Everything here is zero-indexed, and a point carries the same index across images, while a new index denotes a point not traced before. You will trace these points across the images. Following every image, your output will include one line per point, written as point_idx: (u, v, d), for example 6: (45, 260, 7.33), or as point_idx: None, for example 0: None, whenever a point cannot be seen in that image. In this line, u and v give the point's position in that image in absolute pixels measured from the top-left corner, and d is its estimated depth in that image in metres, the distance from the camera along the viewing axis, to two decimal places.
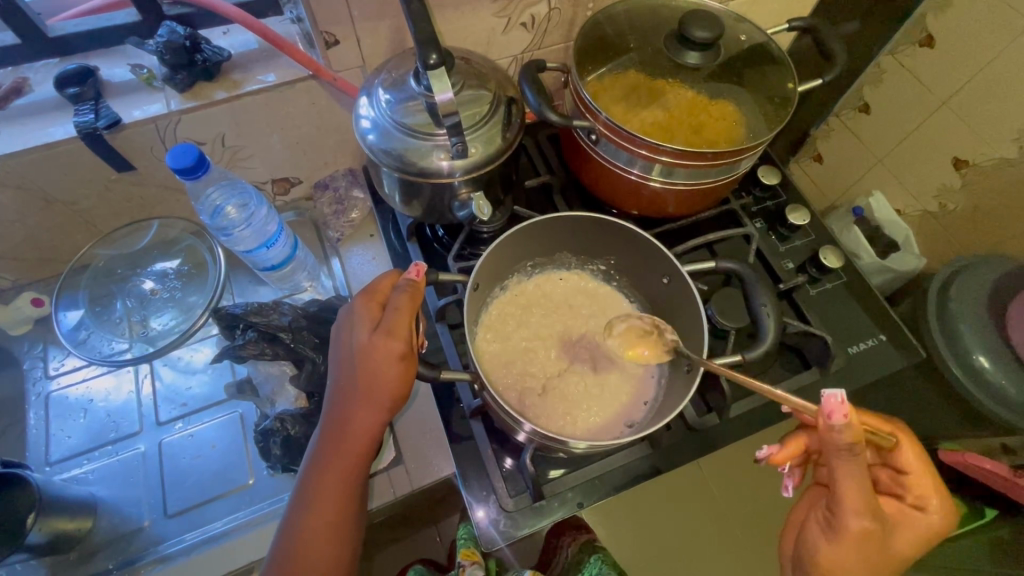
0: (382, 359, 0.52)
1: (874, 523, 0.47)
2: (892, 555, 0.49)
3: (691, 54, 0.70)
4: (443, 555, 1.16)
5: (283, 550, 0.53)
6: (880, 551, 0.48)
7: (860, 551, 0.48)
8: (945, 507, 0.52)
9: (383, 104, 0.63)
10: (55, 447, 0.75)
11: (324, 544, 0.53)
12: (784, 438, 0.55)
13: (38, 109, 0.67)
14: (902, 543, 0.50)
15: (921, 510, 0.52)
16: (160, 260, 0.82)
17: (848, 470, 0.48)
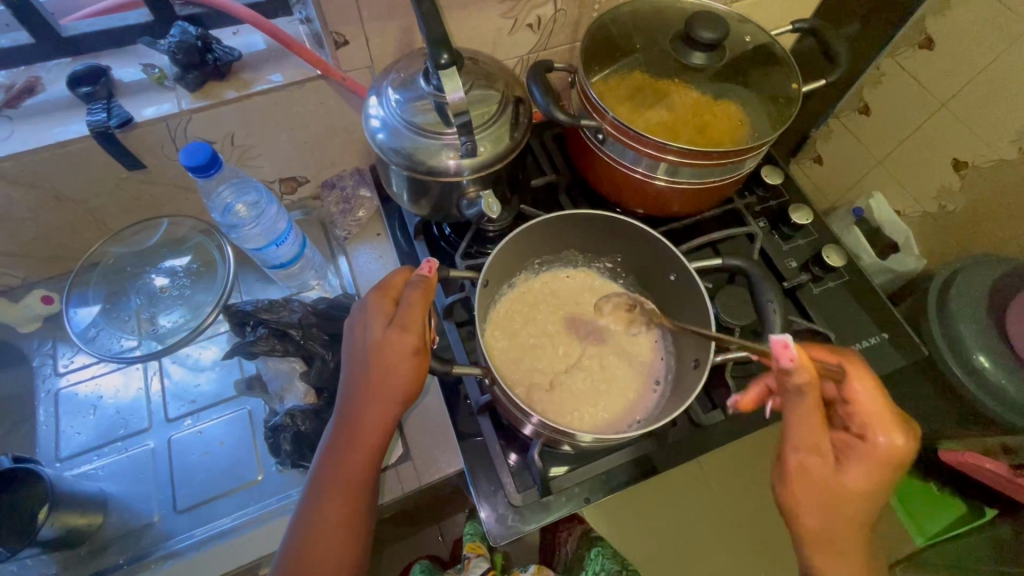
0: (396, 353, 0.53)
1: (813, 456, 0.49)
2: (844, 490, 0.49)
3: (696, 55, 0.71)
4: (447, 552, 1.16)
5: (295, 540, 0.54)
6: (825, 485, 0.50)
7: (813, 485, 0.50)
8: (900, 438, 0.49)
9: (393, 103, 0.64)
10: (65, 443, 0.75)
11: (336, 536, 0.54)
12: (750, 385, 0.56)
13: (51, 108, 0.68)
14: (847, 478, 0.49)
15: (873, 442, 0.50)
16: (169, 257, 0.82)
17: (794, 411, 0.49)
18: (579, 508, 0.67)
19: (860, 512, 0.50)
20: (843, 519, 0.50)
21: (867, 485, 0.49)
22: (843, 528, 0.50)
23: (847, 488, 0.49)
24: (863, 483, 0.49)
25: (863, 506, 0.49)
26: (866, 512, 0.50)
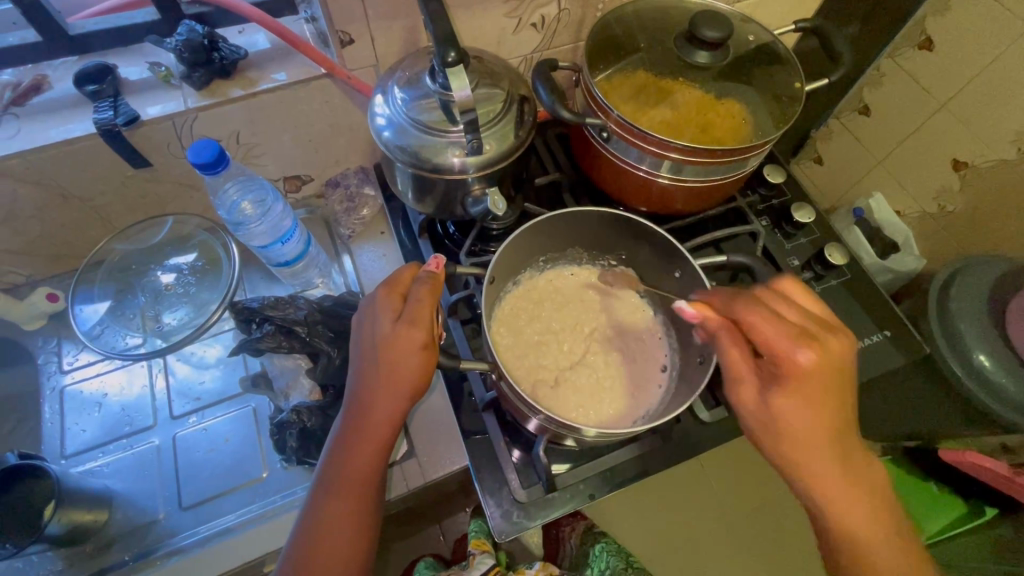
0: (403, 349, 0.53)
1: (742, 392, 0.51)
2: (778, 421, 0.49)
3: (700, 54, 0.71)
4: (448, 549, 1.17)
5: (305, 530, 0.55)
6: (761, 419, 0.50)
7: (753, 419, 0.51)
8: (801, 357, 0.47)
9: (398, 101, 0.64)
10: (70, 440, 0.75)
11: (345, 525, 0.55)
12: None
13: (57, 105, 0.68)
14: (772, 406, 0.49)
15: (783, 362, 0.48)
16: (174, 255, 0.83)
17: (727, 343, 0.52)
18: (583, 505, 0.67)
19: (810, 439, 0.49)
20: (797, 446, 0.49)
21: (794, 410, 0.48)
22: (802, 453, 0.49)
23: (781, 417, 0.49)
24: (797, 409, 0.48)
25: (811, 433, 0.49)
26: (816, 437, 0.49)
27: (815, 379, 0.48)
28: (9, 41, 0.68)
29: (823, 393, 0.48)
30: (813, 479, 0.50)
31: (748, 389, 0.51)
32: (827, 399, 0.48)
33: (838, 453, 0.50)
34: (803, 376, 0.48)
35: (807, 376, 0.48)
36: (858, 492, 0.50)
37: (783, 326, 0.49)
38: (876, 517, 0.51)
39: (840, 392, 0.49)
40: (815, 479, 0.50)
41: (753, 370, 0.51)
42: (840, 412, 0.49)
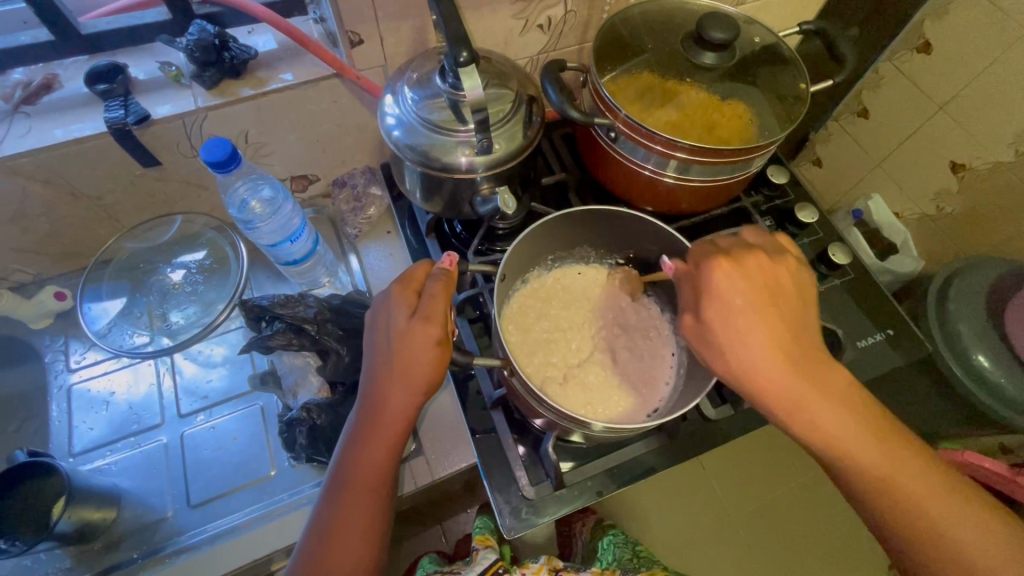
0: (418, 344, 0.54)
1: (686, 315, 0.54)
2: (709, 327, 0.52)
3: (707, 54, 0.72)
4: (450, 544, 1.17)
5: (321, 522, 0.57)
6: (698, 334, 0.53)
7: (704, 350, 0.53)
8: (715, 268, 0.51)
9: (408, 101, 0.64)
10: (77, 439, 0.76)
11: (361, 516, 0.56)
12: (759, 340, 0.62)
13: (68, 104, 0.69)
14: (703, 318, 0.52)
15: (715, 290, 0.51)
16: (183, 253, 0.83)
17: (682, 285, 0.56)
18: (592, 502, 0.67)
19: (754, 356, 0.50)
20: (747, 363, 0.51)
21: (720, 317, 0.51)
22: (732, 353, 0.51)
23: (724, 342, 0.51)
24: (740, 334, 0.50)
25: (755, 351, 0.50)
26: (752, 348, 0.50)
27: (743, 301, 0.51)
28: (21, 40, 0.69)
29: (756, 312, 0.50)
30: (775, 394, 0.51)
31: (692, 323, 0.54)
32: (762, 317, 0.51)
33: (790, 363, 0.51)
34: (732, 302, 0.51)
35: (735, 302, 0.50)
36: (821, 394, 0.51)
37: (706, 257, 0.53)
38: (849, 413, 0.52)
39: (774, 310, 0.51)
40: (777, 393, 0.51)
41: (694, 305, 0.54)
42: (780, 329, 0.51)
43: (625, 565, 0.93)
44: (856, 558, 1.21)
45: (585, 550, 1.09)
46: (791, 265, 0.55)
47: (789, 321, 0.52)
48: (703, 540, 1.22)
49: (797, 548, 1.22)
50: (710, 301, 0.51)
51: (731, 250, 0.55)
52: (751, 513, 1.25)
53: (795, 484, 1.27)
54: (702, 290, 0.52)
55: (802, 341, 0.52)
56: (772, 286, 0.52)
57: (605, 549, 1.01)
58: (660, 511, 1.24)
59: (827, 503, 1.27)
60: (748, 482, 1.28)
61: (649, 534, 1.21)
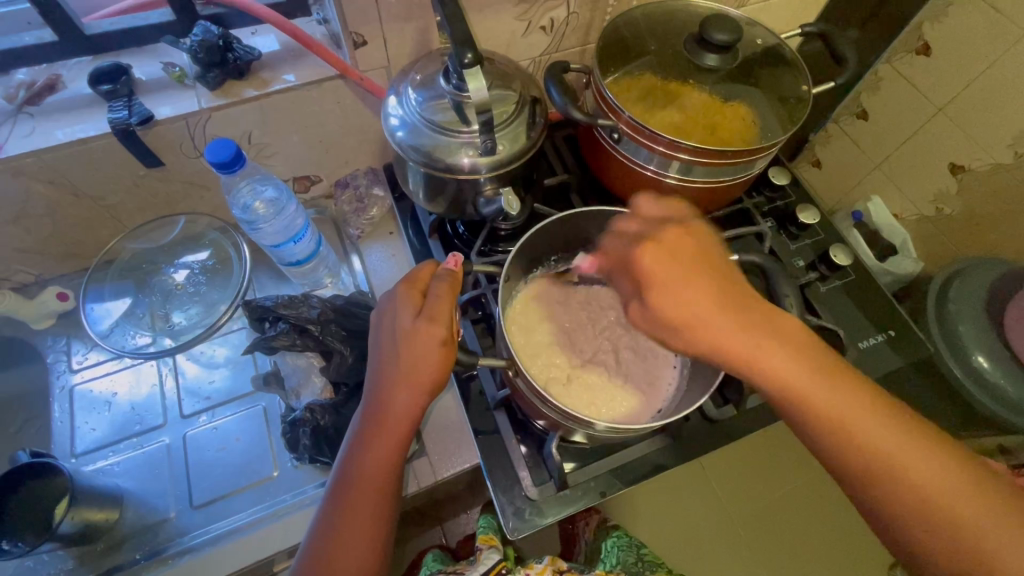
0: (423, 344, 0.55)
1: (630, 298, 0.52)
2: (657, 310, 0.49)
3: (709, 56, 0.72)
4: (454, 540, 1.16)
5: (325, 521, 0.57)
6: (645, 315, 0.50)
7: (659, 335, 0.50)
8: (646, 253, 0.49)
9: (412, 102, 0.65)
10: (80, 440, 0.76)
11: (365, 516, 0.57)
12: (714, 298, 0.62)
13: (72, 105, 0.69)
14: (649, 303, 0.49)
15: (642, 271, 0.49)
16: (187, 254, 0.84)
17: (619, 280, 0.54)
18: (595, 503, 0.67)
19: (700, 324, 0.48)
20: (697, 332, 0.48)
21: (665, 301, 0.48)
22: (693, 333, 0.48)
23: (672, 319, 0.48)
24: (681, 308, 0.48)
25: (700, 318, 0.48)
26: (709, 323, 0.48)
27: (669, 268, 0.49)
28: (25, 41, 0.69)
29: (686, 276, 0.48)
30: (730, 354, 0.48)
31: (639, 310, 0.51)
32: (695, 281, 0.48)
33: (736, 318, 0.48)
34: (664, 275, 0.49)
35: (665, 275, 0.48)
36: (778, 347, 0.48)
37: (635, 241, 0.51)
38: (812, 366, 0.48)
39: (705, 271, 0.49)
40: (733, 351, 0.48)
41: (635, 291, 0.51)
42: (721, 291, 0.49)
43: (631, 570, 0.93)
44: (857, 559, 1.21)
45: (588, 550, 1.10)
46: (708, 223, 0.54)
47: (724, 277, 0.50)
48: (703, 540, 1.22)
49: (797, 549, 1.22)
50: (645, 283, 0.49)
51: (647, 223, 0.54)
52: (751, 514, 1.25)
53: (795, 485, 1.28)
54: (636, 275, 0.50)
55: (745, 297, 0.50)
56: (696, 245, 0.51)
57: (609, 551, 1.01)
58: (661, 514, 1.24)
59: (828, 505, 1.27)
60: (749, 484, 1.28)
61: (652, 533, 1.22)
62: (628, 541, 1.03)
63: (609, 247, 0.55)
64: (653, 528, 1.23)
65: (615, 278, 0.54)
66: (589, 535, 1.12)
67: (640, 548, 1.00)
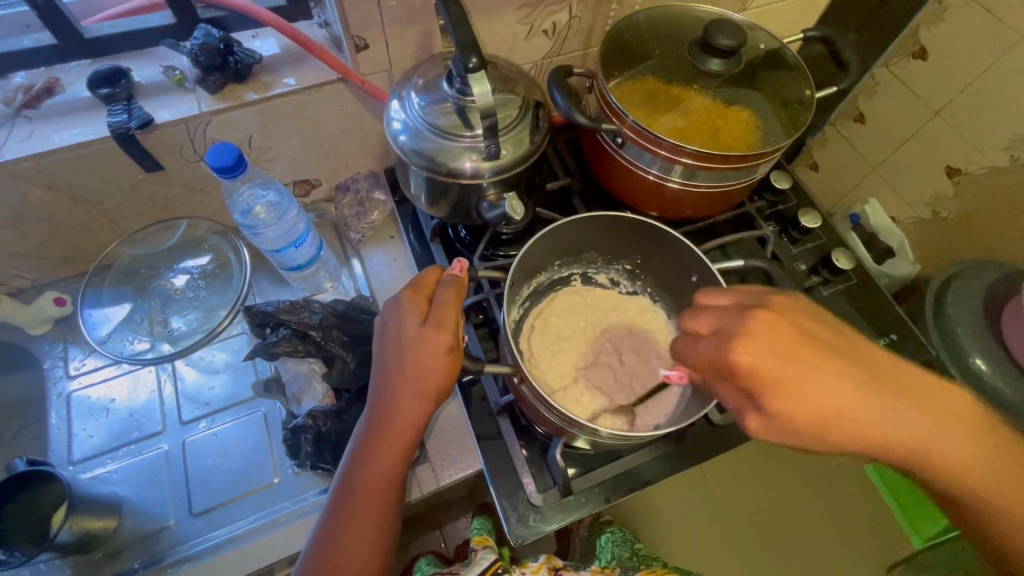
0: (429, 352, 0.55)
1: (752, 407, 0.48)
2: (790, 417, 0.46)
3: (714, 61, 0.72)
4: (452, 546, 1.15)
5: (328, 528, 0.56)
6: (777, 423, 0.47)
7: (778, 437, 0.47)
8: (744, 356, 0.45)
9: (415, 106, 0.64)
10: (77, 447, 0.75)
11: (368, 522, 0.56)
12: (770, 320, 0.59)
13: (69, 109, 0.68)
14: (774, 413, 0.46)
15: (757, 365, 0.45)
16: (186, 259, 0.83)
17: (720, 385, 0.49)
18: (599, 509, 0.67)
19: (834, 420, 0.46)
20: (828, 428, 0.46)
21: (790, 410, 0.45)
22: (832, 429, 0.47)
23: (795, 424, 0.46)
24: (806, 409, 0.46)
25: (830, 415, 0.46)
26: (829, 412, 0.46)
27: (786, 362, 0.45)
28: (23, 44, 0.68)
29: (811, 371, 0.46)
30: (870, 432, 0.48)
31: (759, 420, 0.48)
32: (821, 373, 0.46)
33: (869, 398, 0.47)
34: (781, 370, 0.45)
35: (781, 375, 0.45)
36: (910, 410, 0.49)
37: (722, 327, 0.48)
38: (938, 419, 0.50)
39: (823, 355, 0.47)
40: (875, 428, 0.48)
41: (746, 398, 0.48)
42: (848, 375, 0.47)
43: (625, 563, 0.93)
44: (857, 565, 1.21)
45: (584, 548, 1.10)
46: (785, 297, 0.51)
47: (849, 362, 0.48)
48: (703, 545, 1.22)
49: (798, 552, 1.22)
50: (755, 385, 0.46)
51: (723, 317, 0.49)
52: (751, 518, 1.25)
53: (792, 489, 1.28)
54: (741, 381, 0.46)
55: (863, 371, 0.48)
56: (803, 331, 0.47)
57: (604, 547, 1.01)
58: (658, 520, 1.24)
59: (829, 510, 1.26)
60: (748, 488, 1.28)
61: (651, 538, 1.22)
62: (621, 539, 1.04)
63: (687, 353, 0.50)
64: (653, 532, 1.23)
65: (712, 382, 0.50)
66: (583, 531, 1.12)
67: (635, 545, 1.00)
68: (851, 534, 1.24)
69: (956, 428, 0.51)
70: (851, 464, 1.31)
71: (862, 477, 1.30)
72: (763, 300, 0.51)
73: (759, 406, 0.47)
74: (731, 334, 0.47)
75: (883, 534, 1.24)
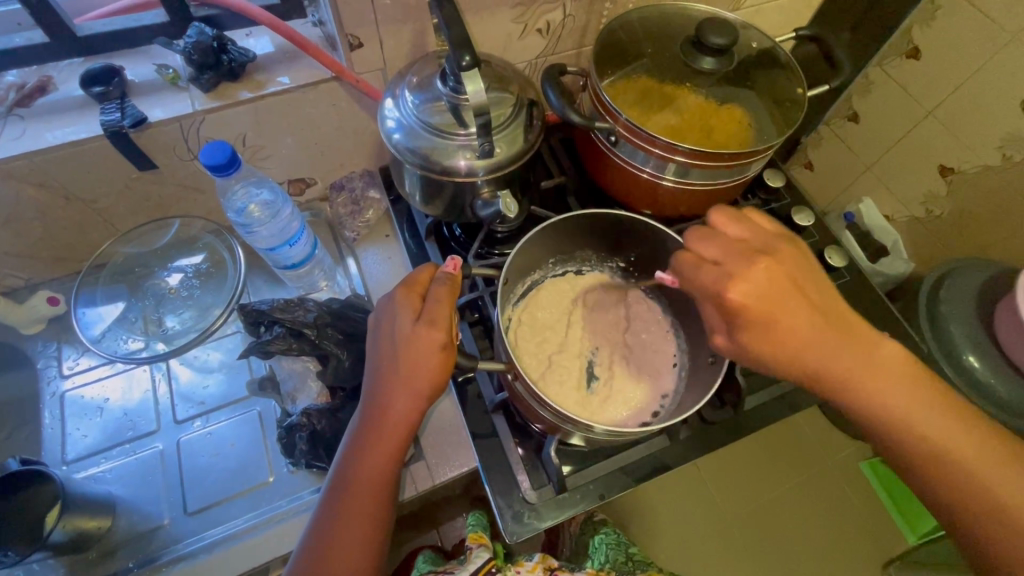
0: (423, 348, 0.55)
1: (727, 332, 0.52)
2: (765, 346, 0.50)
3: (706, 59, 0.72)
4: (449, 542, 1.15)
5: (320, 524, 0.56)
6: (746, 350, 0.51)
7: (743, 358, 0.52)
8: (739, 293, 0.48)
9: (409, 104, 0.64)
10: (71, 446, 0.74)
11: (361, 518, 0.56)
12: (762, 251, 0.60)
13: (61, 107, 0.68)
14: (744, 341, 0.50)
15: (743, 298, 0.49)
16: (180, 257, 0.83)
17: (704, 308, 0.52)
18: (594, 506, 0.67)
19: (802, 358, 0.50)
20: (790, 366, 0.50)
21: (761, 342, 0.50)
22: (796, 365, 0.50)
23: (764, 353, 0.50)
24: (775, 343, 0.49)
25: (798, 356, 0.50)
26: (801, 352, 0.50)
27: (770, 302, 0.49)
28: (15, 42, 0.68)
29: (795, 312, 0.49)
30: (830, 383, 0.51)
31: (727, 343, 0.52)
32: (803, 316, 0.50)
33: (838, 353, 0.50)
34: (763, 308, 0.49)
35: (768, 309, 0.49)
36: (879, 381, 0.51)
37: (721, 261, 0.51)
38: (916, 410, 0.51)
39: (810, 300, 0.51)
40: (836, 385, 0.51)
41: (723, 325, 0.52)
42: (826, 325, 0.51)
43: (620, 568, 0.93)
44: (851, 562, 1.21)
45: (573, 546, 1.11)
46: (792, 245, 0.54)
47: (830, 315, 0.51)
48: (699, 543, 1.23)
49: (793, 550, 1.23)
50: (740, 316, 0.50)
51: (725, 250, 0.51)
52: (746, 516, 1.26)
53: (787, 486, 1.28)
54: (727, 311, 0.50)
55: (844, 328, 0.51)
56: (797, 278, 0.50)
57: (597, 547, 1.01)
58: (653, 518, 1.25)
59: (824, 507, 1.27)
60: (743, 486, 1.28)
61: (648, 536, 1.23)
62: (615, 539, 1.04)
63: (686, 273, 0.52)
64: (650, 531, 1.23)
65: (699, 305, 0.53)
66: (574, 529, 1.13)
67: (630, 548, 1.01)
68: (846, 530, 1.25)
69: (934, 430, 0.51)
70: (846, 461, 1.32)
71: (856, 474, 1.31)
72: (772, 242, 0.53)
73: (734, 333, 0.51)
74: (730, 271, 0.50)
75: (878, 531, 1.25)
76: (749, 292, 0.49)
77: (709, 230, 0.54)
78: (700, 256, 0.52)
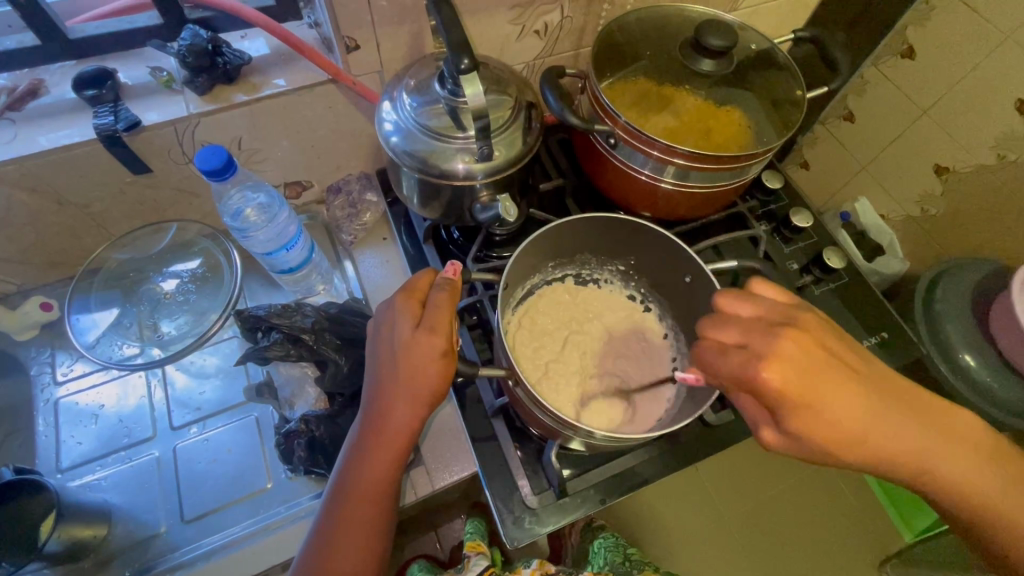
0: (422, 354, 0.54)
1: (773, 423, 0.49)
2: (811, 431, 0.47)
3: (705, 62, 0.72)
4: (443, 551, 1.13)
5: (320, 535, 0.56)
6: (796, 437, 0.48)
7: (794, 445, 0.48)
8: (774, 378, 0.45)
9: (407, 108, 0.64)
10: (66, 454, 0.74)
11: (361, 529, 0.56)
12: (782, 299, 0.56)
13: (53, 111, 0.67)
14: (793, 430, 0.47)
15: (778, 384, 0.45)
16: (176, 262, 0.82)
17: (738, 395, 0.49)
18: (595, 510, 0.67)
19: (848, 431, 0.47)
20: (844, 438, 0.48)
21: (810, 427, 0.47)
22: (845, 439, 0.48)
23: (813, 439, 0.47)
24: (822, 425, 0.47)
25: (846, 426, 0.47)
26: (843, 422, 0.47)
27: (803, 384, 0.46)
28: (6, 45, 0.67)
29: (829, 386, 0.47)
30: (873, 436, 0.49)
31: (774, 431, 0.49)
32: (838, 389, 0.47)
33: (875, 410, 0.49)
34: (801, 391, 0.46)
35: (801, 394, 0.46)
36: (907, 417, 0.50)
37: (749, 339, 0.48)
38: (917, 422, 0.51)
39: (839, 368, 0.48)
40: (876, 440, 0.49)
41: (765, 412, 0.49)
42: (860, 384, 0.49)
43: (618, 569, 0.94)
44: (849, 562, 1.22)
45: (576, 553, 1.11)
46: (812, 312, 0.51)
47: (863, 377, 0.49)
48: (698, 544, 1.23)
49: (792, 550, 1.23)
50: (776, 403, 0.47)
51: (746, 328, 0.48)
52: (745, 517, 1.26)
53: (786, 486, 1.28)
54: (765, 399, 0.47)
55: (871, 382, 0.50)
56: (823, 347, 0.48)
57: (597, 553, 1.02)
58: (652, 520, 1.25)
59: (822, 508, 1.27)
60: (741, 487, 1.29)
61: (647, 539, 1.23)
62: (614, 542, 1.03)
63: (709, 360, 0.49)
64: (649, 535, 1.23)
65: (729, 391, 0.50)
66: (574, 537, 1.13)
67: (626, 550, 1.00)
68: (843, 529, 1.25)
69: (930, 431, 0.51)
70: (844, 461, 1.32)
71: (854, 473, 1.31)
72: (790, 313, 0.50)
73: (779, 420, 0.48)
74: (759, 353, 0.47)
75: (875, 530, 1.25)
76: (784, 373, 0.46)
77: (720, 312, 0.51)
78: (725, 341, 0.49)
